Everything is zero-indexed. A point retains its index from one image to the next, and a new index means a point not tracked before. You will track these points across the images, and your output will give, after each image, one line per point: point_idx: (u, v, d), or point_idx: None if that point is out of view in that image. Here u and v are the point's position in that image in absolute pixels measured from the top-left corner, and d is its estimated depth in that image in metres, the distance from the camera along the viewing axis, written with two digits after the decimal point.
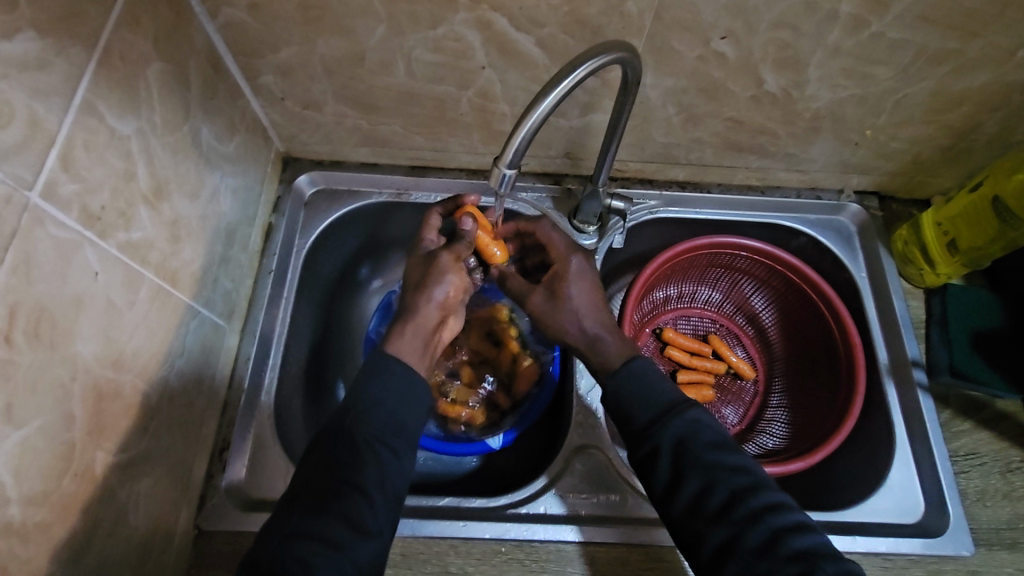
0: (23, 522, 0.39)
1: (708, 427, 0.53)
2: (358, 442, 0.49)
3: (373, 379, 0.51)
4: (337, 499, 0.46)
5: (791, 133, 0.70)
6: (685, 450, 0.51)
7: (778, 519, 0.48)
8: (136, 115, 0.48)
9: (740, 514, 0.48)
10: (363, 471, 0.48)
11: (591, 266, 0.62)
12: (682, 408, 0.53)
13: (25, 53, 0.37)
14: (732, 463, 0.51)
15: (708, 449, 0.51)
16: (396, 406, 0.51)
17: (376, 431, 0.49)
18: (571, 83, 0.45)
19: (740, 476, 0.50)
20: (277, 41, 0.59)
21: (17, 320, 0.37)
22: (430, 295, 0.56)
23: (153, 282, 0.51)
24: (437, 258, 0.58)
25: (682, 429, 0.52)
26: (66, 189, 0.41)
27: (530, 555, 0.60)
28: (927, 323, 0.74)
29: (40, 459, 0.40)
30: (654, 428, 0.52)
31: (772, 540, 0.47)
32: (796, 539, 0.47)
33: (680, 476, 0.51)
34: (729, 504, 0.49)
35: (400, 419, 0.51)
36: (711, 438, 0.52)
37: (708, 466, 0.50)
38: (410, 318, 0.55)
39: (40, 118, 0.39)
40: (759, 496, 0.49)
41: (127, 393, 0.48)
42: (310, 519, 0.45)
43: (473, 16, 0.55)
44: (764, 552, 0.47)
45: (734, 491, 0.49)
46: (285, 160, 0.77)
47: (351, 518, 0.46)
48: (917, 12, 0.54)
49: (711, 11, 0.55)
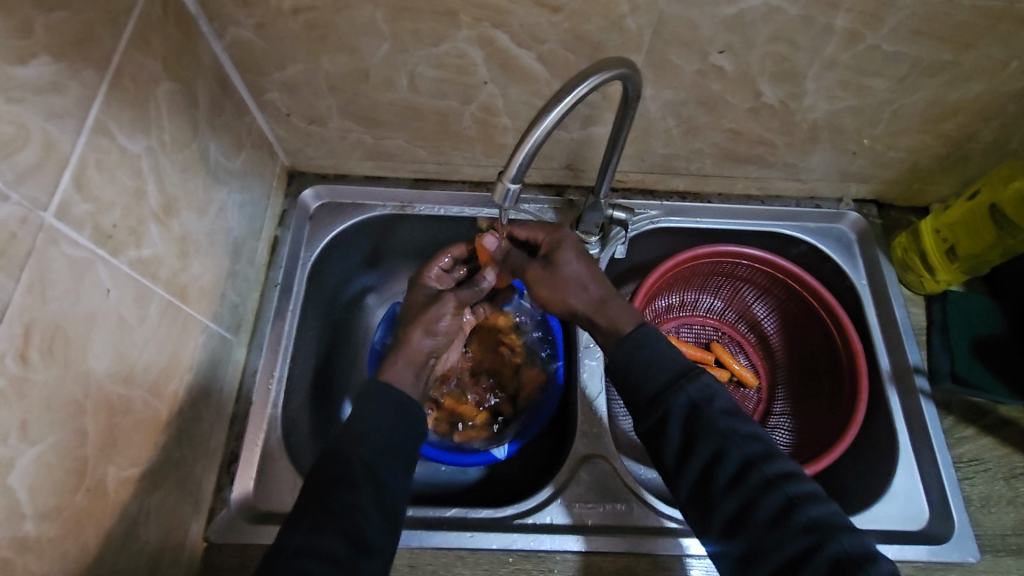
0: (37, 537, 0.39)
1: (720, 394, 0.53)
2: (359, 463, 0.49)
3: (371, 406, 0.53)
4: (340, 517, 0.46)
5: (789, 143, 0.71)
6: (699, 417, 0.51)
7: (794, 486, 0.49)
8: (147, 134, 0.49)
9: (755, 481, 0.49)
10: (361, 491, 0.48)
11: (579, 240, 0.64)
12: (696, 373, 0.54)
13: (40, 77, 0.38)
14: (745, 430, 0.51)
15: (721, 416, 0.51)
16: (391, 432, 0.52)
17: (374, 452, 0.50)
18: (573, 99, 0.46)
19: (754, 443, 0.51)
20: (283, 59, 0.60)
21: (32, 338, 0.38)
22: (422, 330, 0.61)
23: (163, 298, 0.52)
24: (439, 301, 0.63)
25: (696, 396, 0.52)
26: (79, 209, 0.42)
27: (538, 565, 0.61)
28: (928, 329, 0.75)
29: (52, 474, 0.40)
30: (665, 396, 0.53)
31: (786, 507, 0.48)
32: (810, 507, 0.48)
33: (693, 443, 0.51)
34: (742, 471, 0.50)
35: (395, 443, 0.52)
36: (725, 405, 0.52)
37: (722, 433, 0.51)
38: (401, 352, 0.59)
39: (54, 140, 0.39)
40: (774, 463, 0.50)
41: (138, 408, 0.49)
42: (309, 538, 0.45)
43: (475, 33, 0.57)
44: (778, 521, 0.47)
45: (748, 458, 0.50)
46: (290, 174, 0.78)
47: (353, 537, 0.46)
48: (911, 26, 0.55)
49: (709, 26, 0.56)
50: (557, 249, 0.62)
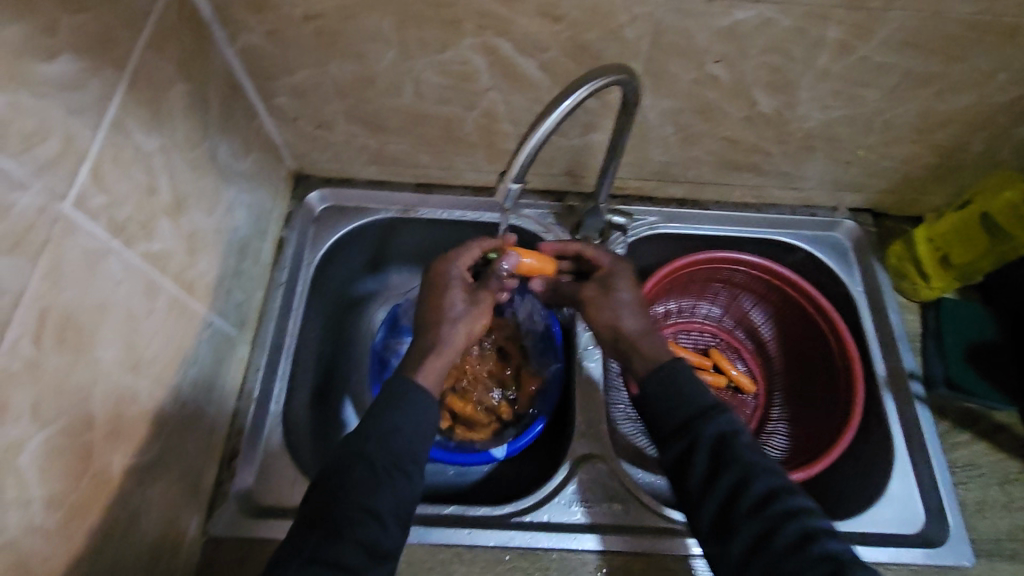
0: (44, 519, 0.40)
1: (745, 430, 0.55)
2: (378, 467, 0.50)
3: (388, 408, 0.52)
4: (354, 523, 0.47)
5: (784, 151, 0.73)
6: (727, 445, 0.53)
7: (813, 519, 0.50)
8: (161, 133, 0.51)
9: (776, 510, 0.50)
10: (377, 496, 0.49)
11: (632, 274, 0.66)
12: (726, 406, 0.55)
13: (62, 75, 0.40)
14: (769, 464, 0.53)
15: (748, 448, 0.53)
16: (413, 433, 0.52)
17: (395, 456, 0.51)
18: (573, 103, 0.48)
19: (777, 476, 0.52)
20: (293, 65, 0.62)
21: (46, 323, 0.39)
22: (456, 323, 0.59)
23: (172, 292, 0.53)
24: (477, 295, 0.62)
25: (725, 426, 0.54)
26: (94, 201, 0.43)
27: (534, 563, 0.61)
28: (922, 336, 0.76)
29: (61, 458, 0.41)
30: (696, 421, 0.54)
31: (805, 538, 0.48)
32: (828, 540, 0.48)
33: (718, 470, 0.52)
34: (763, 500, 0.51)
35: (414, 447, 0.52)
36: (751, 440, 0.54)
37: (748, 463, 0.52)
38: (438, 347, 0.57)
39: (74, 135, 0.41)
40: (794, 497, 0.51)
41: (143, 399, 0.50)
42: (325, 546, 0.46)
43: (479, 41, 0.59)
44: (797, 550, 0.48)
45: (771, 489, 0.51)
46: (296, 178, 0.80)
47: (368, 545, 0.47)
48: (900, 38, 0.57)
49: (705, 36, 0.58)
50: (612, 272, 0.65)
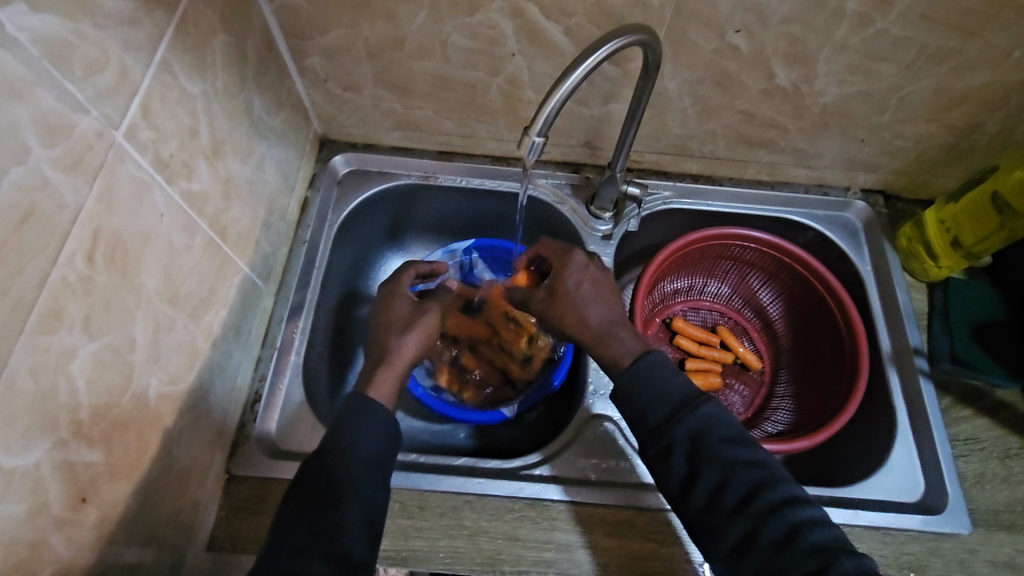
0: (89, 427, 0.42)
1: (725, 420, 0.54)
2: (339, 481, 0.50)
3: (352, 421, 0.54)
4: (319, 538, 0.47)
5: (800, 127, 0.75)
6: (701, 448, 0.52)
7: (797, 512, 0.49)
8: (203, 79, 0.53)
9: (758, 507, 0.50)
10: (343, 509, 0.49)
11: (593, 262, 0.66)
12: (696, 403, 0.55)
13: (121, 10, 0.42)
14: (748, 459, 0.52)
15: (722, 445, 0.52)
16: (374, 445, 0.53)
17: (357, 469, 0.51)
18: (596, 60, 0.50)
19: (757, 470, 0.52)
20: (326, 24, 0.64)
21: (98, 243, 0.41)
22: (406, 330, 0.62)
23: (207, 233, 0.56)
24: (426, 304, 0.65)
25: (697, 425, 0.53)
26: (143, 134, 0.46)
27: (542, 514, 0.63)
28: (929, 314, 0.77)
29: (106, 371, 0.43)
30: (670, 424, 0.54)
31: (791, 533, 0.48)
32: (813, 533, 0.48)
33: (696, 473, 0.52)
34: (747, 499, 0.50)
35: (379, 456, 0.53)
36: (726, 434, 0.53)
37: (724, 462, 0.51)
38: (389, 356, 0.60)
39: (128, 69, 0.44)
40: (776, 490, 0.51)
41: (179, 330, 0.53)
42: (291, 561, 0.45)
43: (507, 4, 0.61)
44: (783, 545, 0.48)
45: (751, 485, 0.51)
46: (321, 142, 0.82)
47: (337, 555, 0.46)
48: (918, 11, 0.59)
49: (727, 5, 0.59)
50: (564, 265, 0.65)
